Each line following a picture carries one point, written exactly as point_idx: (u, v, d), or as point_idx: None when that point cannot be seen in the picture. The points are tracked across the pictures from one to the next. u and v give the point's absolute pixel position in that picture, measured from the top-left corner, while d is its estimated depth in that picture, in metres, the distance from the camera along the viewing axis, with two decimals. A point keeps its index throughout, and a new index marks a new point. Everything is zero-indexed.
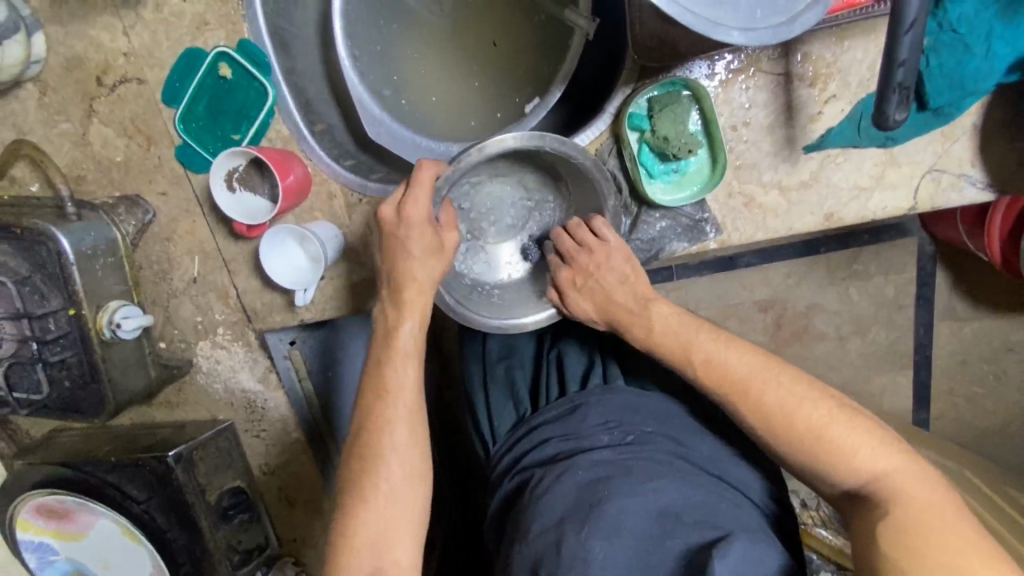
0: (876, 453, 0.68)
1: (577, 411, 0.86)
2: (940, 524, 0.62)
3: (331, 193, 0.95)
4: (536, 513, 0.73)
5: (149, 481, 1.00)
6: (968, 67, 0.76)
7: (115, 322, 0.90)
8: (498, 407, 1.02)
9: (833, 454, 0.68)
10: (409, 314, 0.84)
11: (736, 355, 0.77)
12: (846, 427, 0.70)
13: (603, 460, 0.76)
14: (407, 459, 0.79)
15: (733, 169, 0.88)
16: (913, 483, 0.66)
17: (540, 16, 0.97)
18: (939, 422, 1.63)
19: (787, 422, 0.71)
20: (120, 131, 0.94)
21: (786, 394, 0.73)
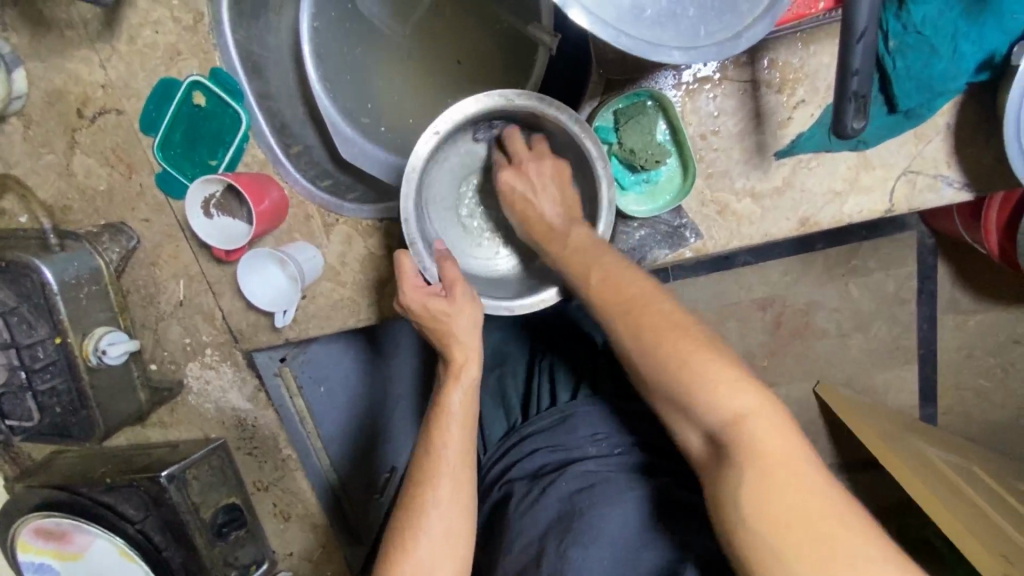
0: (745, 408, 0.61)
1: (567, 422, 0.86)
2: (794, 489, 0.57)
3: (308, 214, 0.96)
4: (521, 527, 0.73)
5: (143, 500, 1.03)
6: (936, 68, 0.75)
7: (100, 349, 0.92)
8: (489, 415, 1.04)
9: (693, 402, 0.64)
10: (457, 387, 0.83)
11: (664, 302, 0.71)
12: (733, 381, 0.63)
13: (587, 470, 0.75)
14: (449, 520, 0.78)
15: (704, 178, 0.87)
16: (772, 441, 0.59)
17: (500, 23, 0.99)
18: (945, 418, 1.60)
19: (682, 370, 0.65)
20: (102, 161, 0.96)
21: (692, 346, 0.66)
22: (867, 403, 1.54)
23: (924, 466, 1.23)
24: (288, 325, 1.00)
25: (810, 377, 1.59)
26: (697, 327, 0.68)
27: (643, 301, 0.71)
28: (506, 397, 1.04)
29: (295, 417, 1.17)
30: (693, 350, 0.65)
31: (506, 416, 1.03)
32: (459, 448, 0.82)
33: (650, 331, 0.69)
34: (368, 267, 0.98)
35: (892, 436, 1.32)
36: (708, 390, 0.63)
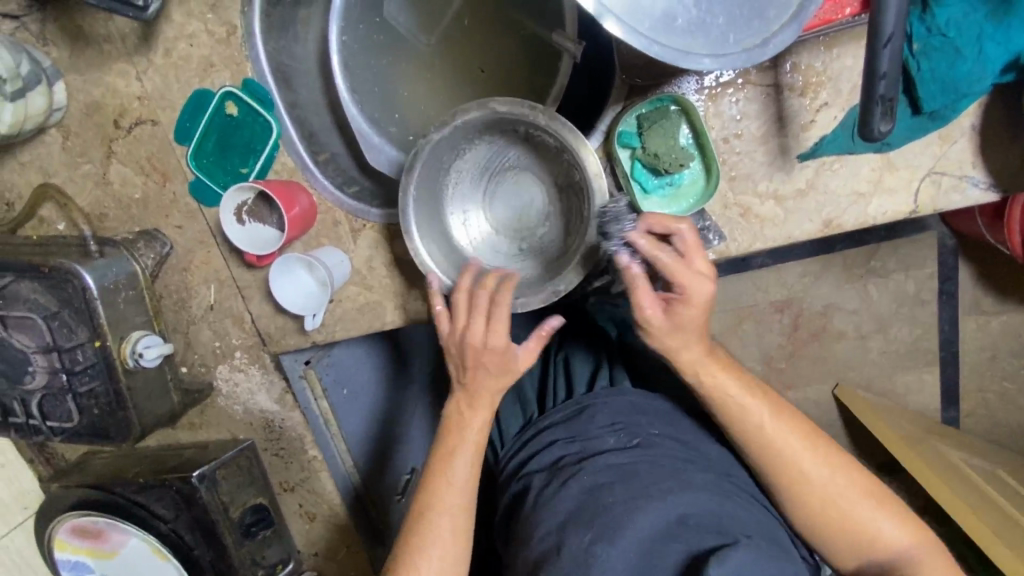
0: (891, 531, 0.76)
1: (584, 413, 0.85)
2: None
3: (335, 219, 0.98)
4: (542, 520, 0.73)
5: (174, 500, 1.06)
6: (961, 69, 0.75)
7: (138, 352, 0.95)
8: (506, 412, 1.04)
9: (852, 539, 0.76)
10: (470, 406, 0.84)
11: (786, 439, 0.78)
12: (873, 512, 0.76)
13: (608, 463, 0.74)
14: (455, 529, 0.81)
15: (727, 180, 0.88)
16: (924, 555, 0.76)
17: (522, 31, 1.00)
18: (969, 421, 1.58)
19: (830, 512, 0.76)
20: (137, 170, 0.99)
21: (826, 488, 0.77)
22: (890, 406, 1.53)
23: (952, 471, 1.22)
24: (316, 329, 1.02)
25: (831, 380, 1.59)
26: (815, 465, 0.77)
27: (760, 423, 0.78)
28: (523, 394, 1.05)
29: (319, 419, 1.19)
30: (829, 492, 0.76)
31: (523, 411, 1.03)
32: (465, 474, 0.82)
33: (800, 461, 0.77)
34: (393, 270, 0.99)
35: (916, 440, 1.32)
36: (855, 529, 0.76)
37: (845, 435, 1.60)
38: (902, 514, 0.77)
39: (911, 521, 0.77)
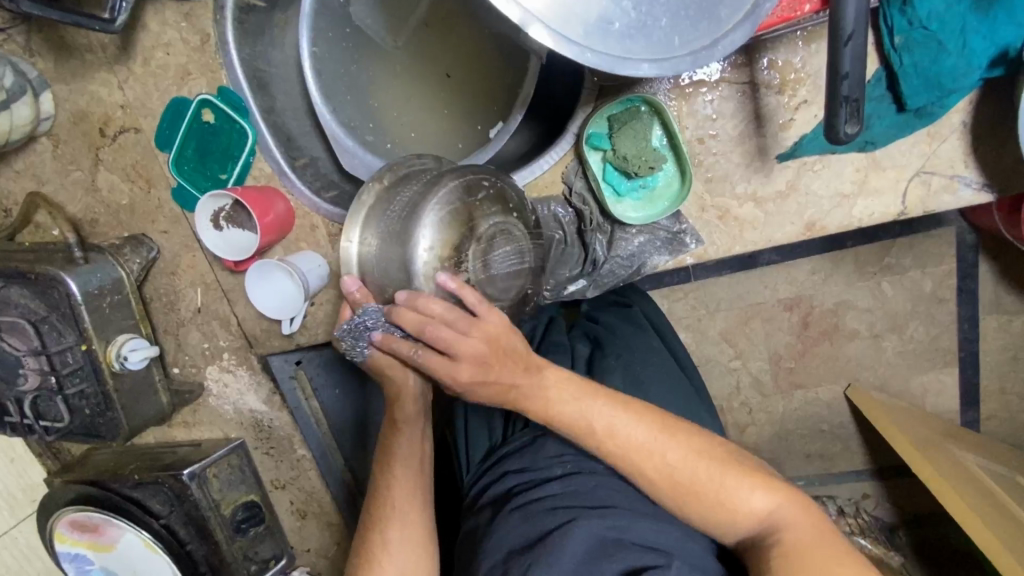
0: (756, 499, 0.69)
1: (536, 442, 0.84)
2: (818, 545, 0.65)
3: (313, 225, 1.00)
4: (487, 551, 0.73)
5: (168, 496, 1.10)
6: (944, 64, 0.70)
7: (123, 355, 0.98)
8: (473, 433, 0.99)
9: (718, 513, 0.70)
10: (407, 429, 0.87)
11: (628, 428, 0.72)
12: (737, 482, 0.70)
13: (553, 495, 0.74)
14: (406, 554, 0.85)
15: (704, 182, 0.85)
16: (792, 516, 0.69)
17: (488, 30, 0.99)
18: (990, 423, 1.52)
19: (689, 486, 0.70)
20: (123, 176, 1.02)
21: (675, 466, 0.71)
22: (902, 408, 1.47)
23: (960, 476, 1.18)
24: (298, 331, 1.04)
25: (839, 380, 1.54)
26: (665, 445, 0.71)
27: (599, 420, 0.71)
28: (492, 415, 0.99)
29: (309, 418, 1.22)
30: (685, 472, 0.70)
31: (489, 436, 0.97)
32: (405, 491, 0.87)
33: (642, 454, 0.71)
34: None
35: (930, 443, 1.27)
36: (723, 497, 0.70)
37: (853, 436, 1.55)
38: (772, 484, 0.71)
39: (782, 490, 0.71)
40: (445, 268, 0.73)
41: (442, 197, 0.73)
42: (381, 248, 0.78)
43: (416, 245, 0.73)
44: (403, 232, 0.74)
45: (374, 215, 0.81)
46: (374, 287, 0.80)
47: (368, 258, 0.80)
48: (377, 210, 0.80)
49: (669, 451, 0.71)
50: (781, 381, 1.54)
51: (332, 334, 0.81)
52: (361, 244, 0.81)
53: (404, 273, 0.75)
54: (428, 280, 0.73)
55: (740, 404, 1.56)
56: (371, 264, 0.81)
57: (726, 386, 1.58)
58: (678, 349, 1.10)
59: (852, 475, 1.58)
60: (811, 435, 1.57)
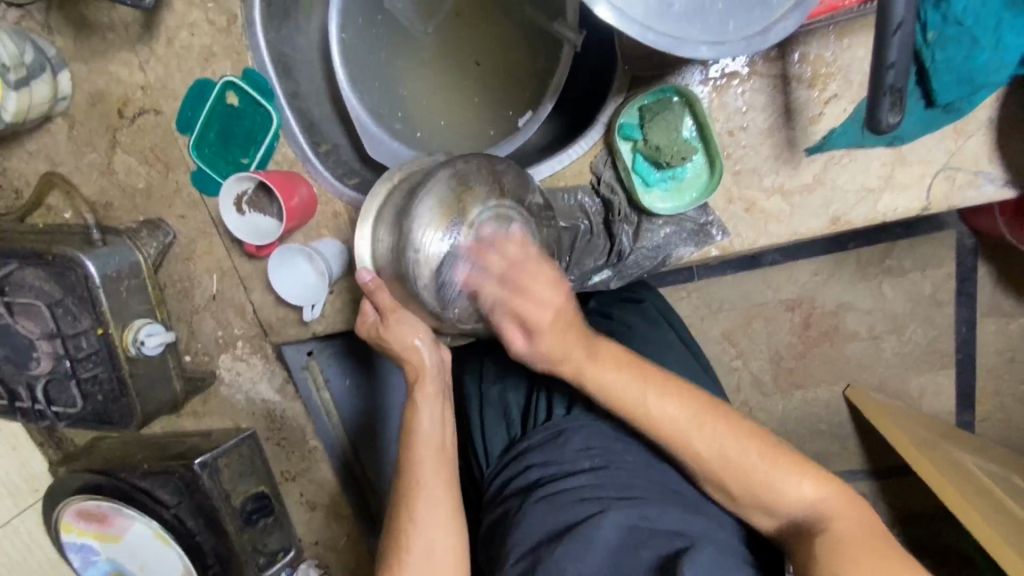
0: (792, 484, 0.71)
1: (560, 436, 0.80)
2: (870, 548, 0.66)
3: (335, 211, 0.98)
4: (516, 545, 0.71)
5: (178, 486, 1.07)
6: (977, 60, 0.72)
7: (139, 340, 0.96)
8: (490, 427, 0.97)
9: (758, 494, 0.71)
10: (425, 404, 0.82)
11: (663, 408, 0.73)
12: (773, 466, 0.71)
13: (584, 489, 0.72)
14: (435, 526, 0.79)
15: (732, 175, 0.86)
16: (837, 508, 0.70)
17: (519, 17, 0.98)
18: (984, 424, 1.54)
19: (727, 467, 0.71)
20: (141, 159, 1.00)
21: (721, 453, 0.72)
22: (900, 407, 1.49)
23: (961, 473, 1.19)
24: (316, 320, 1.03)
25: (840, 380, 1.55)
26: (703, 428, 0.73)
27: (642, 403, 0.73)
28: (509, 410, 0.96)
29: (320, 408, 1.21)
30: (730, 460, 0.71)
31: (508, 430, 0.95)
32: (431, 465, 0.81)
33: (689, 436, 0.72)
34: None
35: (927, 445, 1.26)
36: (761, 476, 0.71)
37: (852, 436, 1.57)
38: (806, 470, 0.72)
39: (816, 476, 0.72)
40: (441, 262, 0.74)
41: (445, 188, 0.74)
42: (388, 242, 0.78)
43: (414, 239, 0.74)
44: (403, 227, 0.75)
45: (383, 209, 0.81)
46: (387, 277, 0.80)
47: (379, 252, 0.81)
48: (386, 204, 0.81)
49: (703, 433, 0.73)
50: (781, 380, 1.55)
51: (354, 327, 0.83)
52: (373, 239, 0.81)
53: (406, 265, 0.76)
54: (427, 273, 0.74)
55: (742, 402, 1.57)
56: (384, 259, 0.81)
57: (727, 384, 1.59)
58: (690, 340, 1.09)
59: (850, 474, 1.59)
60: (812, 434, 1.58)
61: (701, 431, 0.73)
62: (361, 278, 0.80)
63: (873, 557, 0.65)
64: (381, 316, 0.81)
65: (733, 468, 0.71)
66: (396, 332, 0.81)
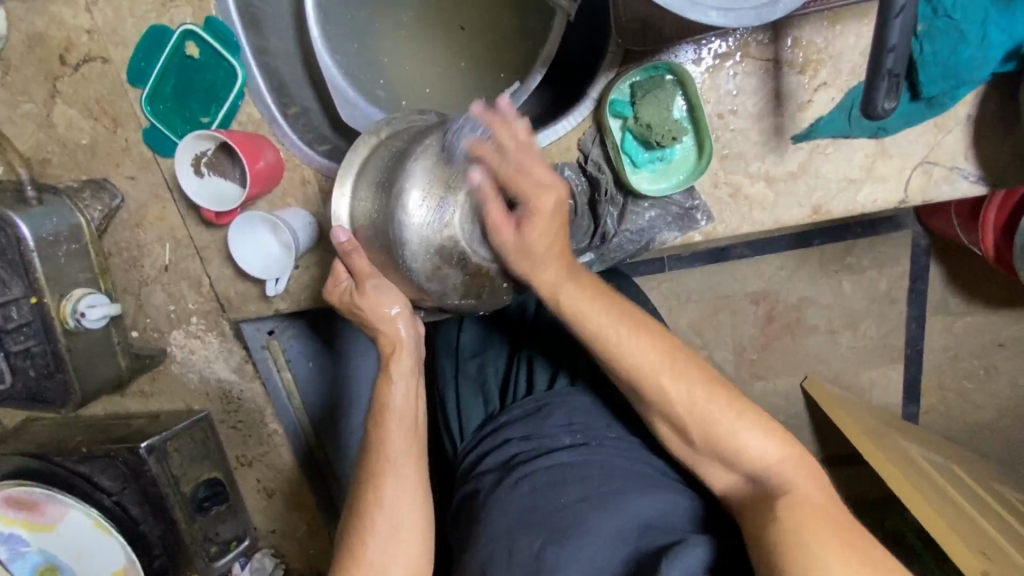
0: (755, 443, 0.66)
1: (542, 411, 0.80)
2: (824, 518, 0.60)
3: (304, 179, 0.92)
4: (488, 521, 0.69)
5: (121, 471, 0.99)
6: (963, 55, 0.72)
7: (79, 311, 0.88)
8: (466, 401, 0.94)
9: (717, 444, 0.68)
10: (398, 378, 0.78)
11: (630, 346, 0.70)
12: (739, 425, 0.67)
13: (563, 464, 0.71)
14: (401, 506, 0.75)
15: (718, 159, 0.85)
16: (796, 474, 0.65)
17: None
18: (928, 417, 1.62)
19: (685, 410, 0.68)
20: (85, 112, 0.90)
21: (685, 400, 0.68)
22: (854, 400, 1.54)
23: (908, 462, 1.24)
24: (279, 295, 0.96)
25: (799, 372, 1.59)
26: (668, 371, 0.69)
27: (606, 335, 0.71)
28: (486, 385, 0.94)
29: (281, 391, 1.12)
30: (692, 408, 0.68)
31: (484, 406, 0.93)
32: (402, 442, 0.77)
33: (656, 373, 0.69)
34: None
35: (878, 434, 1.31)
36: (723, 430, 0.67)
37: (808, 427, 1.62)
38: (770, 431, 0.67)
39: (780, 440, 0.67)
40: (433, 228, 0.66)
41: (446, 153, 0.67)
42: (374, 201, 0.70)
43: (406, 200, 0.66)
44: (390, 187, 0.67)
45: (368, 166, 0.72)
46: (365, 240, 0.72)
47: (360, 212, 0.72)
48: (373, 160, 0.72)
49: (668, 373, 0.69)
50: (743, 371, 1.58)
51: (325, 290, 0.77)
52: (355, 196, 0.72)
53: (390, 229, 0.67)
54: (416, 240, 0.66)
55: None
56: (363, 218, 0.72)
57: None
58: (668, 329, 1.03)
59: None
60: None
61: (667, 373, 0.69)
62: (337, 237, 0.72)
63: (822, 529, 0.58)
64: (356, 281, 0.75)
65: (704, 421, 0.67)
66: (373, 303, 0.75)
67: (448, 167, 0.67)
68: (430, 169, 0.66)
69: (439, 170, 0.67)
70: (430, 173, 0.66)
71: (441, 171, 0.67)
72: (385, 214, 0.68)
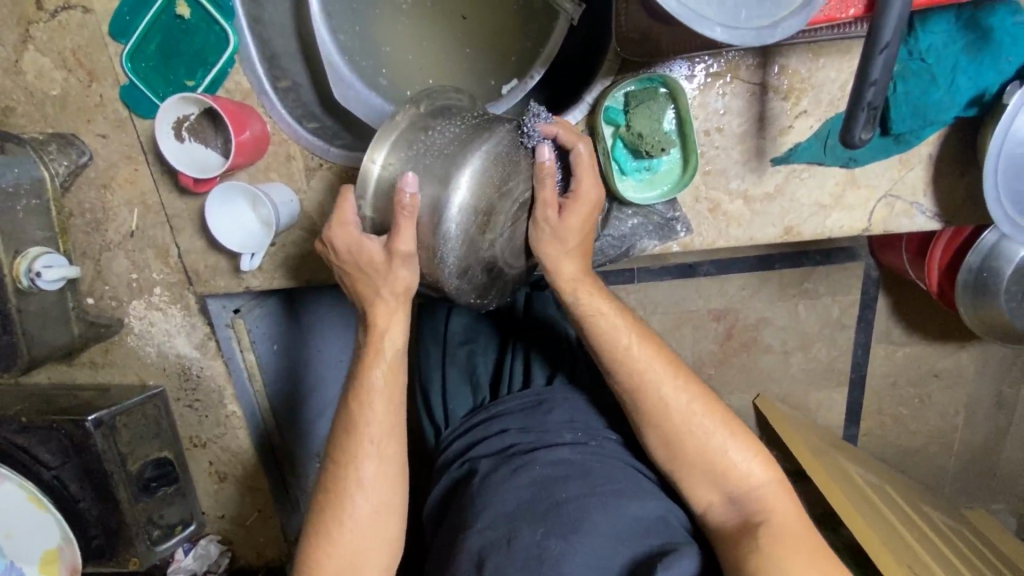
0: (738, 466, 0.75)
1: (543, 405, 0.84)
2: (796, 542, 0.69)
3: (289, 154, 0.90)
4: (481, 511, 0.71)
5: (62, 445, 0.93)
6: (931, 97, 0.78)
7: (35, 271, 0.84)
8: (452, 387, 0.99)
9: (706, 468, 0.76)
10: (382, 353, 0.75)
11: (644, 363, 0.78)
12: (730, 451, 0.75)
13: (564, 459, 0.74)
14: (377, 488, 0.75)
15: (702, 174, 0.88)
16: (780, 501, 0.73)
17: None
18: (864, 438, 1.71)
19: (685, 432, 0.76)
20: (58, 62, 0.86)
21: (689, 427, 0.76)
22: (800, 419, 1.61)
23: (844, 480, 1.28)
24: (252, 271, 0.94)
25: (751, 390, 1.66)
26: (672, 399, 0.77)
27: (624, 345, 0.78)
28: (475, 374, 0.99)
29: (243, 371, 1.07)
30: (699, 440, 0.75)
31: (473, 396, 0.98)
32: (383, 419, 0.76)
33: (663, 389, 0.77)
34: None
35: (820, 450, 1.37)
36: (716, 456, 0.75)
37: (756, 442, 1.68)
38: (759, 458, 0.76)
39: (766, 467, 0.76)
40: (476, 227, 0.68)
41: (500, 149, 0.69)
42: (415, 174, 0.68)
43: (458, 186, 0.66)
44: (441, 171, 0.67)
45: (406, 135, 0.69)
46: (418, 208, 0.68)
47: (395, 180, 0.69)
48: (412, 134, 0.69)
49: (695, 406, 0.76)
50: None
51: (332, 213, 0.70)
52: (387, 169, 0.69)
53: (434, 216, 0.67)
54: (458, 235, 0.68)
55: None
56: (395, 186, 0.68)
57: None
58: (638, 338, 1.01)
59: None
60: None
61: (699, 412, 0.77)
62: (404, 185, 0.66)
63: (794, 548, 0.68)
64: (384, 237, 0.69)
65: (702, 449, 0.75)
66: (389, 270, 0.71)
67: (503, 168, 0.69)
68: (489, 161, 0.68)
69: (497, 167, 0.68)
70: (491, 167, 0.68)
71: (496, 167, 0.68)
72: (430, 193, 0.67)
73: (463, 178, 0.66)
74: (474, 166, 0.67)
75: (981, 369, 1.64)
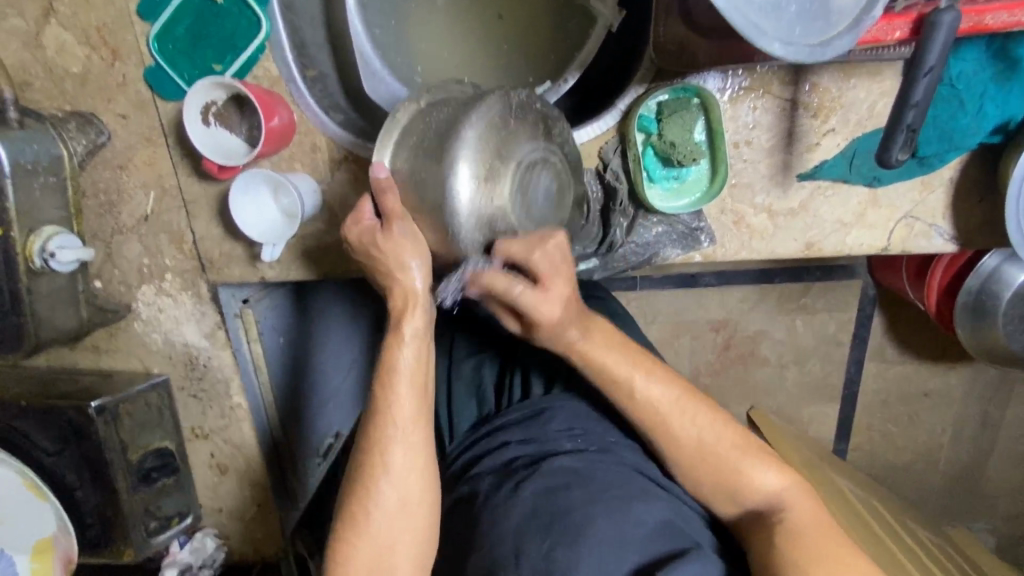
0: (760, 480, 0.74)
1: (542, 414, 0.82)
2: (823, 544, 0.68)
3: (315, 145, 0.89)
4: (486, 528, 0.69)
5: (63, 432, 0.91)
6: (960, 121, 0.79)
7: (48, 251, 0.82)
8: (459, 398, 0.98)
9: (725, 481, 0.75)
10: (407, 342, 0.73)
11: (649, 388, 0.77)
12: (747, 465, 0.75)
13: (564, 467, 0.72)
14: (408, 483, 0.73)
15: (729, 187, 0.89)
16: (805, 510, 0.73)
17: None
18: (855, 453, 1.74)
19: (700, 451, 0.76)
20: (81, 38, 0.84)
21: (703, 448, 0.76)
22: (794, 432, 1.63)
23: (838, 495, 1.30)
24: (270, 262, 0.92)
25: (747, 401, 1.67)
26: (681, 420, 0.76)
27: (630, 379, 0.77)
28: (482, 383, 0.98)
29: (250, 364, 1.05)
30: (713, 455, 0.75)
31: (478, 408, 0.95)
32: (412, 411, 0.74)
33: (667, 414, 0.77)
34: None
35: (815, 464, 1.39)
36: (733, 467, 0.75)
37: None
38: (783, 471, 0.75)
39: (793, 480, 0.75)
40: (481, 193, 0.68)
41: (495, 117, 0.69)
42: (419, 162, 0.72)
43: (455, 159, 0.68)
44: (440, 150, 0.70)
45: (410, 128, 0.75)
46: (403, 184, 0.73)
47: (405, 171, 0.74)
48: (414, 126, 0.75)
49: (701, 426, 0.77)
50: None
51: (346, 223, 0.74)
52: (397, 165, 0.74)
53: (441, 194, 0.69)
54: (465, 208, 0.69)
55: None
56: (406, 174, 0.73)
57: None
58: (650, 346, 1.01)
59: None
60: None
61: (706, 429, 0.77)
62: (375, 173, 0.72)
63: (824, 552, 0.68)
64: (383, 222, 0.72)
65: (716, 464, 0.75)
66: (386, 250, 0.71)
67: (499, 135, 0.69)
68: (481, 131, 0.68)
69: (493, 135, 0.69)
70: (482, 136, 0.69)
71: (491, 136, 0.69)
72: (434, 173, 0.70)
73: (457, 151, 0.68)
74: (469, 138, 0.68)
75: (971, 391, 1.67)
